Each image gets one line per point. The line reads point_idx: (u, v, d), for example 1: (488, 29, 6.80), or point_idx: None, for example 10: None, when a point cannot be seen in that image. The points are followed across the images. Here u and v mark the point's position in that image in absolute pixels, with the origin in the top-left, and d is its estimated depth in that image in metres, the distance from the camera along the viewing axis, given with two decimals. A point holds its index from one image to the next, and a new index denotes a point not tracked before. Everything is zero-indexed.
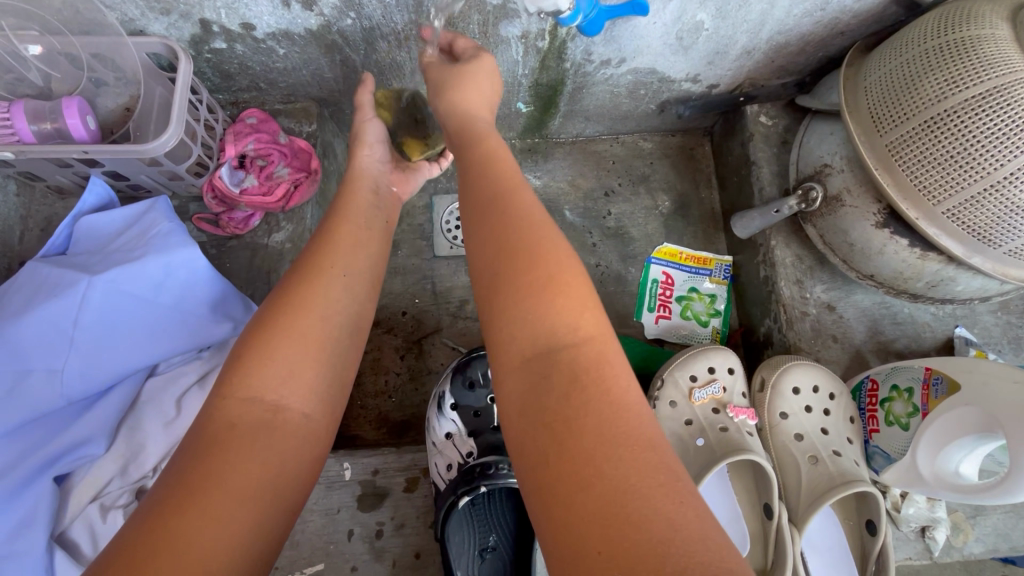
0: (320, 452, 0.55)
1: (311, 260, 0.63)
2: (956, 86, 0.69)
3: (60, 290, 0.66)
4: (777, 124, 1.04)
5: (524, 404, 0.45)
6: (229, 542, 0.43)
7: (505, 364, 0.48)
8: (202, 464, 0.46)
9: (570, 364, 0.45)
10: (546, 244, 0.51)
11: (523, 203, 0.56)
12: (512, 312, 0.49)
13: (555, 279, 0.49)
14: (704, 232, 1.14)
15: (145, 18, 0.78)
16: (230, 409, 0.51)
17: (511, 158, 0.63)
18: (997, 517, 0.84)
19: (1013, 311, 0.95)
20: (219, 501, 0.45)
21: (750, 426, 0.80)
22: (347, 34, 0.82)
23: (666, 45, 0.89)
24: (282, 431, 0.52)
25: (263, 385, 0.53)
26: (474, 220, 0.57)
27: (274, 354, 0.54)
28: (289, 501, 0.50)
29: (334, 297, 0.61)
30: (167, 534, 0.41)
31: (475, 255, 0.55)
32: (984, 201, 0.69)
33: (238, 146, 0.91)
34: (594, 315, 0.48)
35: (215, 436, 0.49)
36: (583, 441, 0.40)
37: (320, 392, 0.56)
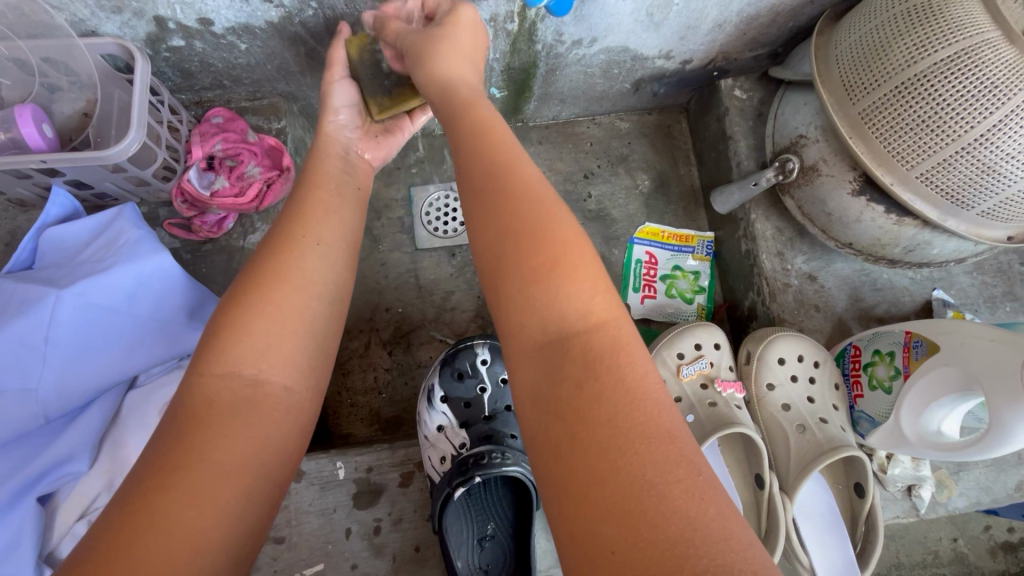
0: (305, 426, 0.56)
1: (292, 229, 0.62)
2: (925, 50, 0.69)
3: (27, 305, 0.63)
4: (751, 98, 1.04)
5: (537, 395, 0.45)
6: (218, 519, 0.43)
7: (518, 353, 0.48)
8: (186, 441, 0.45)
9: (582, 350, 0.45)
10: (545, 230, 0.49)
11: (526, 177, 0.54)
12: (521, 303, 0.48)
13: (561, 261, 0.48)
14: (685, 209, 1.15)
15: (96, 18, 0.75)
16: (208, 386, 0.50)
17: (506, 126, 0.60)
18: (979, 471, 0.86)
19: (987, 270, 0.97)
20: (201, 478, 0.44)
21: (738, 399, 0.81)
22: (310, 25, 0.80)
23: (637, 23, 0.88)
24: (267, 405, 0.52)
25: (240, 360, 0.52)
26: (473, 202, 0.55)
27: (249, 329, 0.53)
28: (276, 474, 0.50)
29: (311, 266, 0.60)
30: (149, 512, 0.40)
31: (481, 249, 0.52)
32: (956, 163, 0.70)
33: (205, 147, 0.88)
34: (606, 297, 0.48)
35: (194, 411, 0.48)
36: (599, 431, 0.40)
37: (302, 364, 0.56)
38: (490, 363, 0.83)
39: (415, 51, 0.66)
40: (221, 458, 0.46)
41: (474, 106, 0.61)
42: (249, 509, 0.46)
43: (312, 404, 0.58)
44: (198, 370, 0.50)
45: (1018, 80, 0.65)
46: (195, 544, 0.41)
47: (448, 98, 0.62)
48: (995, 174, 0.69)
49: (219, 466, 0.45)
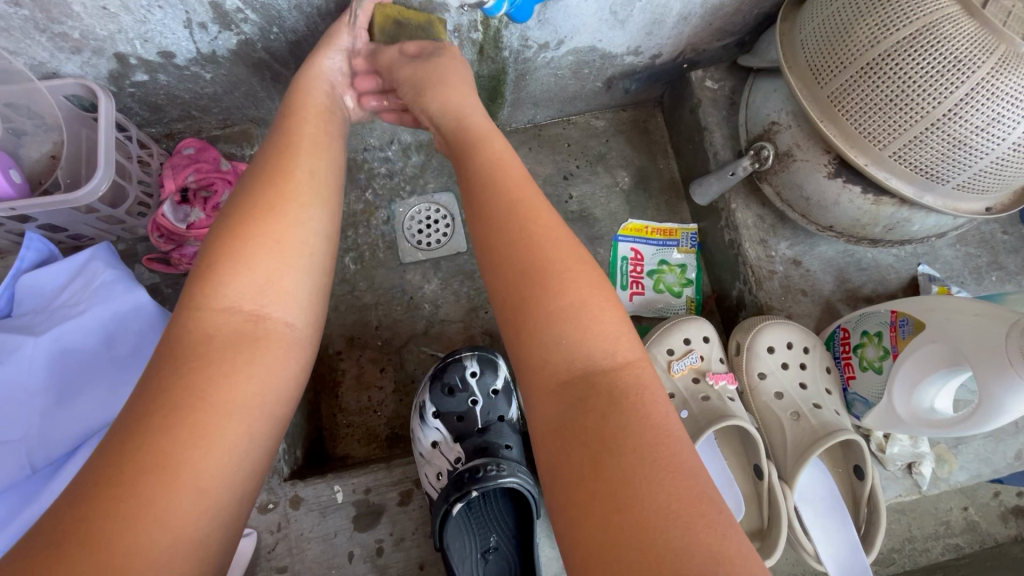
0: (306, 361, 0.59)
1: (282, 182, 0.61)
2: (886, 30, 0.69)
3: (2, 355, 0.62)
4: (723, 87, 1.04)
5: (558, 422, 0.50)
6: (222, 459, 0.47)
7: (541, 388, 0.52)
8: (184, 381, 0.49)
9: (608, 387, 0.50)
10: (573, 276, 0.55)
11: (548, 222, 0.59)
12: (545, 339, 0.53)
13: (587, 303, 0.54)
14: (667, 203, 1.14)
15: (56, 60, 0.74)
16: (207, 321, 0.53)
17: (517, 168, 0.65)
18: (978, 443, 0.86)
19: (970, 242, 0.97)
20: (204, 419, 0.48)
21: (731, 391, 0.80)
22: (273, 49, 0.80)
23: (601, 21, 0.88)
24: (266, 344, 0.55)
25: (239, 295, 0.55)
26: (488, 244, 0.60)
27: (249, 261, 0.56)
28: (279, 417, 0.54)
29: (306, 197, 0.61)
30: (155, 447, 0.45)
31: (497, 289, 0.58)
32: (928, 140, 0.70)
33: (177, 179, 0.86)
34: (629, 340, 0.53)
35: (192, 347, 0.51)
36: (625, 459, 0.45)
37: (303, 301, 0.59)
38: (480, 375, 0.82)
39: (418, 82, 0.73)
40: (224, 403, 0.49)
41: (484, 148, 0.67)
42: (251, 446, 0.50)
43: (313, 339, 0.60)
44: (197, 306, 0.53)
45: (981, 53, 0.65)
46: (200, 483, 0.45)
47: (456, 144, 0.71)
48: (967, 148, 0.69)
49: (222, 409, 0.49)
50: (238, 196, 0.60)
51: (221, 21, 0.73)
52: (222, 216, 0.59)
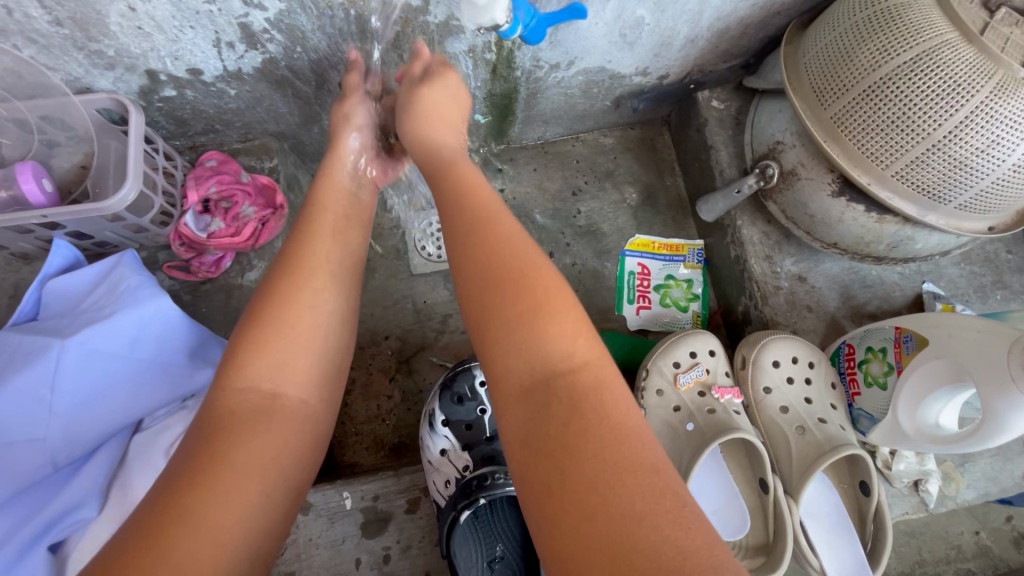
0: (316, 435, 0.60)
1: (302, 268, 0.63)
2: (888, 54, 0.72)
3: (32, 356, 0.64)
4: (729, 107, 1.06)
5: (527, 426, 0.49)
6: (241, 516, 0.48)
7: (507, 392, 0.52)
8: (210, 444, 0.50)
9: (569, 388, 0.50)
10: (531, 281, 0.55)
11: (508, 230, 0.60)
12: (507, 344, 0.53)
13: (545, 306, 0.53)
14: (673, 219, 1.16)
15: (91, 75, 0.78)
16: (230, 398, 0.54)
17: (487, 188, 0.66)
18: (985, 462, 0.86)
19: (975, 261, 0.98)
20: (227, 480, 0.49)
21: (736, 404, 0.81)
22: (296, 67, 0.83)
23: (611, 43, 0.91)
24: (280, 419, 0.56)
25: (259, 374, 0.56)
26: (457, 254, 0.59)
27: (270, 346, 0.57)
28: (291, 480, 0.55)
29: (330, 273, 0.65)
30: (181, 508, 0.46)
31: (464, 296, 0.58)
32: (930, 160, 0.72)
33: (200, 190, 0.91)
34: (588, 341, 0.53)
35: (217, 418, 0.53)
36: (590, 464, 0.45)
37: (316, 377, 0.61)
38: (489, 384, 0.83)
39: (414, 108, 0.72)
40: (245, 461, 0.51)
41: (455, 172, 0.68)
42: (266, 505, 0.51)
43: (321, 414, 0.62)
44: (221, 384, 0.55)
45: (980, 78, 0.67)
46: (220, 537, 0.46)
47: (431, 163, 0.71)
48: (968, 169, 0.71)
49: (240, 468, 0.50)
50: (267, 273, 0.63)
51: (248, 40, 0.76)
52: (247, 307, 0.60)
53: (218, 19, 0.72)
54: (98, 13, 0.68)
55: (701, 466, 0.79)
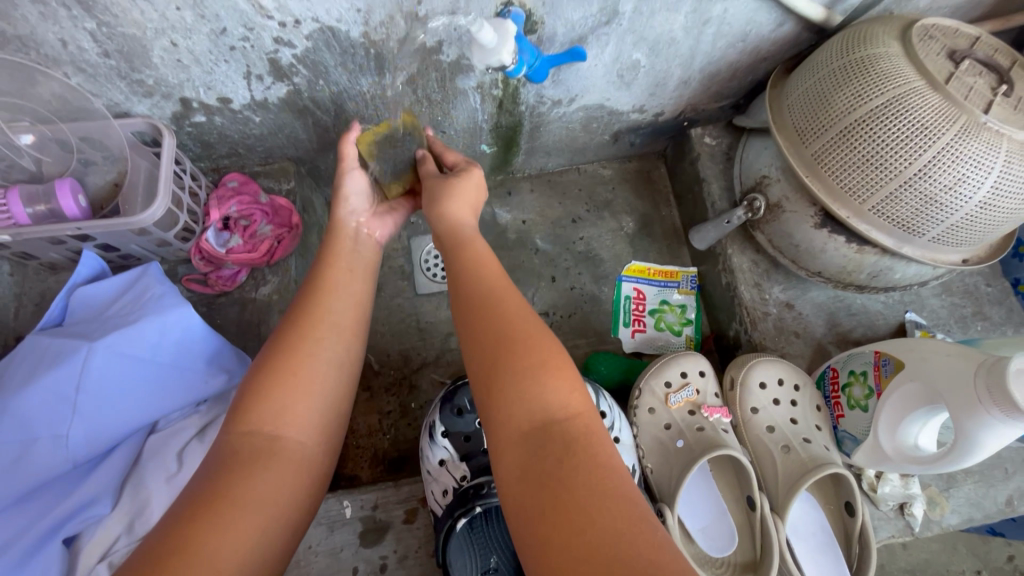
0: (317, 480, 0.61)
1: (307, 321, 0.67)
2: (862, 98, 0.78)
3: (61, 358, 0.69)
4: (720, 144, 1.13)
5: (524, 468, 0.53)
6: (241, 549, 0.50)
7: (505, 440, 0.55)
8: (214, 482, 0.53)
9: (563, 436, 0.54)
10: (531, 339, 0.60)
11: (512, 307, 0.63)
12: (510, 397, 0.56)
13: (547, 363, 0.58)
14: (668, 247, 1.22)
15: (130, 102, 0.85)
16: (233, 442, 0.57)
17: (498, 264, 0.71)
18: (969, 487, 0.88)
19: (955, 292, 1.02)
20: (230, 514, 0.51)
21: (725, 423, 0.85)
22: (317, 98, 0.90)
23: (610, 83, 0.98)
24: (279, 461, 0.57)
25: (260, 419, 0.59)
26: (468, 319, 0.64)
27: (271, 394, 0.60)
28: (291, 517, 0.56)
29: (339, 316, 0.70)
30: (187, 539, 0.48)
31: (472, 351, 0.61)
32: (903, 196, 0.77)
33: (222, 209, 0.96)
34: (581, 394, 0.58)
35: (222, 460, 0.55)
36: (580, 495, 0.49)
37: (317, 422, 0.62)
38: None
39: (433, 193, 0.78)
40: (249, 495, 0.53)
41: (472, 247, 0.72)
42: (265, 540, 0.52)
43: (323, 459, 0.63)
44: (229, 428, 0.58)
45: (945, 122, 0.73)
46: (219, 565, 0.48)
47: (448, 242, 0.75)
48: (938, 205, 0.76)
49: (244, 502, 0.53)
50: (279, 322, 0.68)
51: (276, 74, 0.83)
52: (255, 362, 0.64)
53: (250, 55, 0.79)
54: (143, 47, 0.75)
55: (690, 481, 0.83)
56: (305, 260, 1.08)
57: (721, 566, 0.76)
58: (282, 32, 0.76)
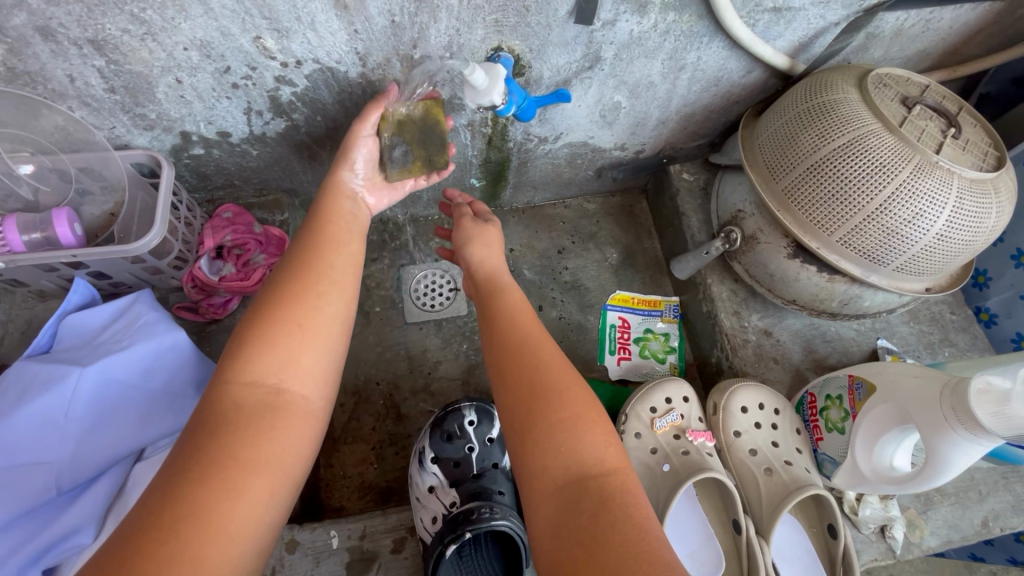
0: (319, 433, 0.62)
1: (310, 275, 0.68)
2: (824, 139, 0.84)
3: (51, 383, 0.69)
4: (697, 179, 1.20)
5: (557, 524, 0.54)
6: (249, 512, 0.51)
7: (541, 493, 0.57)
8: (219, 441, 0.53)
9: (598, 490, 0.55)
10: (567, 393, 0.62)
11: (548, 357, 0.67)
12: (544, 446, 0.59)
13: (582, 416, 0.61)
14: (651, 277, 1.26)
15: (131, 134, 0.87)
16: (236, 393, 0.57)
17: (531, 314, 0.75)
18: (945, 509, 0.91)
19: (922, 319, 1.08)
20: (239, 474, 0.52)
21: (709, 447, 0.87)
22: (314, 133, 0.94)
23: (593, 122, 1.04)
24: (285, 413, 0.58)
25: (263, 371, 0.59)
26: (502, 370, 0.67)
27: (273, 345, 0.61)
28: (295, 475, 0.57)
29: (336, 273, 0.70)
30: (196, 503, 0.49)
31: (507, 404, 0.64)
32: (867, 228, 0.82)
33: (216, 238, 0.97)
34: (617, 450, 0.60)
35: (225, 414, 0.55)
36: (612, 550, 0.49)
37: (319, 375, 0.63)
38: (477, 424, 0.87)
39: (466, 235, 0.86)
40: (258, 454, 0.54)
41: (505, 296, 0.77)
42: (271, 501, 0.54)
43: (327, 412, 0.64)
44: (231, 376, 0.58)
45: (901, 161, 0.79)
46: (230, 531, 0.49)
47: (483, 291, 0.79)
48: (898, 236, 0.81)
49: (252, 464, 0.53)
50: (279, 274, 0.68)
51: (276, 110, 0.87)
52: (250, 312, 0.64)
53: (251, 92, 0.83)
54: (148, 83, 0.78)
55: (676, 506, 0.84)
56: None
57: None
58: (283, 71, 0.80)
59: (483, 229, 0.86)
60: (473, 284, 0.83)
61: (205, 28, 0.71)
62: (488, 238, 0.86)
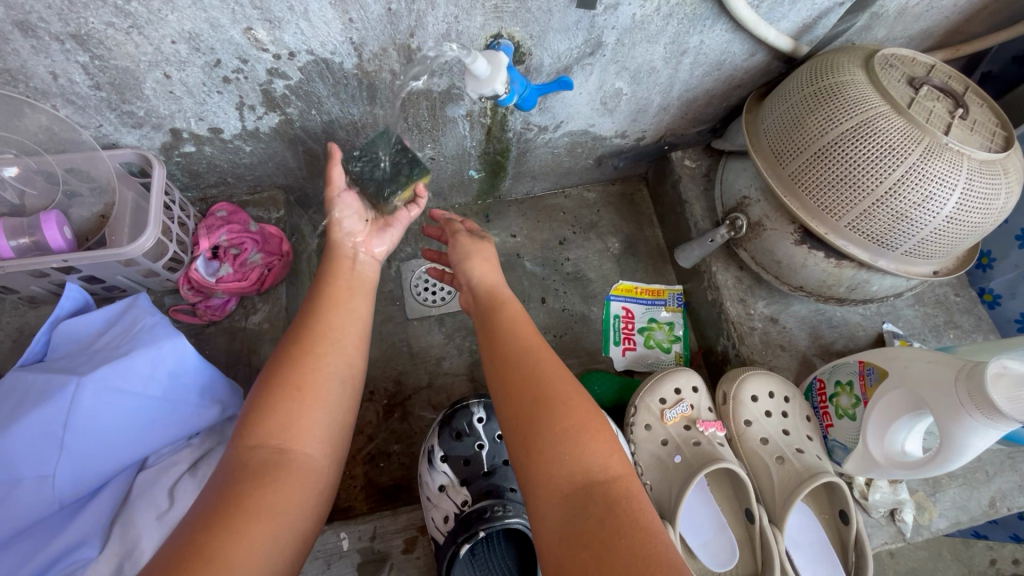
0: (325, 493, 0.61)
1: (310, 336, 0.68)
2: (832, 122, 0.83)
3: (48, 394, 0.66)
4: (699, 166, 1.18)
5: (563, 530, 0.53)
6: (257, 559, 0.50)
7: (546, 498, 0.56)
8: (226, 498, 0.52)
9: (604, 497, 0.55)
10: (570, 403, 0.61)
11: (550, 370, 0.65)
12: (550, 455, 0.58)
13: (588, 426, 0.60)
14: (654, 266, 1.25)
15: (118, 132, 0.84)
16: (241, 455, 0.57)
17: (532, 326, 0.73)
18: (954, 491, 0.91)
19: (927, 302, 1.07)
20: (244, 522, 0.51)
21: (720, 437, 0.86)
22: (308, 128, 0.91)
23: (594, 110, 1.02)
24: (289, 472, 0.57)
25: (267, 432, 0.59)
26: (506, 382, 0.65)
27: (277, 407, 0.60)
28: (300, 529, 0.56)
29: (341, 329, 0.70)
30: (199, 552, 0.47)
31: (509, 416, 0.63)
32: (875, 213, 0.81)
33: (211, 238, 0.95)
34: (621, 457, 0.59)
35: (232, 475, 0.55)
36: (621, 558, 0.49)
37: (325, 436, 0.62)
38: (486, 421, 0.87)
39: (465, 252, 0.85)
40: (263, 510, 0.53)
41: (505, 309, 0.76)
42: (277, 555, 0.52)
43: (332, 472, 0.63)
44: (238, 441, 0.58)
45: (909, 142, 0.78)
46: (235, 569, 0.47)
47: (483, 307, 0.78)
48: (908, 219, 0.80)
49: (258, 516, 0.52)
50: (289, 335, 0.69)
51: (269, 105, 0.84)
52: (260, 380, 0.64)
53: (243, 86, 0.80)
54: (135, 79, 0.75)
55: (689, 497, 0.84)
56: (295, 287, 1.07)
57: None
58: (276, 63, 0.77)
59: (476, 246, 0.86)
60: (472, 301, 0.81)
61: (194, 20, 0.68)
62: (485, 257, 0.84)
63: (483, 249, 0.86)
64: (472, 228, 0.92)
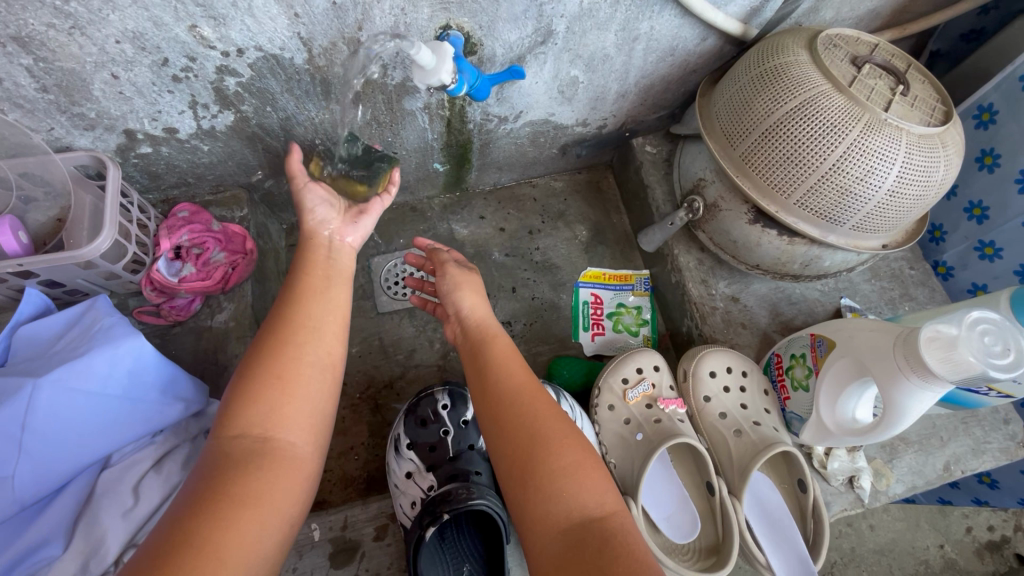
0: (311, 480, 0.62)
1: (290, 326, 0.67)
2: (777, 103, 0.85)
3: (4, 397, 0.66)
4: (660, 151, 1.20)
5: (561, 559, 0.55)
6: (247, 543, 0.52)
7: (544, 533, 0.58)
8: (211, 486, 0.54)
9: (600, 532, 0.57)
10: (567, 442, 0.63)
11: (546, 407, 0.67)
12: (548, 489, 0.60)
13: (582, 463, 0.62)
14: (621, 252, 1.27)
15: (71, 135, 0.84)
16: (224, 444, 0.58)
17: (521, 359, 0.75)
18: (910, 457, 0.94)
19: (882, 276, 1.10)
20: (229, 511, 0.52)
21: (681, 413, 0.89)
22: (266, 125, 0.92)
23: (552, 99, 1.04)
24: (274, 462, 0.58)
25: (250, 421, 0.59)
26: (495, 414, 0.67)
27: (259, 395, 0.61)
28: (286, 515, 0.57)
29: (319, 317, 0.70)
30: (189, 544, 0.49)
31: (504, 448, 0.65)
32: (822, 188, 0.84)
33: (172, 238, 0.95)
34: (613, 493, 0.61)
35: (217, 464, 0.56)
36: None
37: (311, 424, 0.63)
38: (451, 408, 0.88)
39: (455, 283, 0.83)
40: (249, 499, 0.54)
41: (495, 339, 0.77)
42: (265, 541, 0.54)
43: (316, 461, 0.64)
44: (221, 430, 0.58)
45: (851, 121, 0.80)
46: (221, 556, 0.49)
47: (472, 339, 0.78)
48: (852, 195, 0.83)
49: (247, 505, 0.54)
50: (268, 326, 0.68)
51: (222, 103, 0.85)
52: (242, 365, 0.64)
53: (194, 85, 0.80)
54: (83, 80, 0.75)
55: (651, 473, 0.86)
56: (262, 285, 1.07)
57: (686, 552, 0.80)
58: (225, 61, 0.77)
59: (466, 277, 0.85)
60: (462, 328, 0.81)
61: (136, 19, 0.68)
62: (474, 291, 0.83)
63: (472, 279, 0.85)
64: (456, 257, 0.90)
